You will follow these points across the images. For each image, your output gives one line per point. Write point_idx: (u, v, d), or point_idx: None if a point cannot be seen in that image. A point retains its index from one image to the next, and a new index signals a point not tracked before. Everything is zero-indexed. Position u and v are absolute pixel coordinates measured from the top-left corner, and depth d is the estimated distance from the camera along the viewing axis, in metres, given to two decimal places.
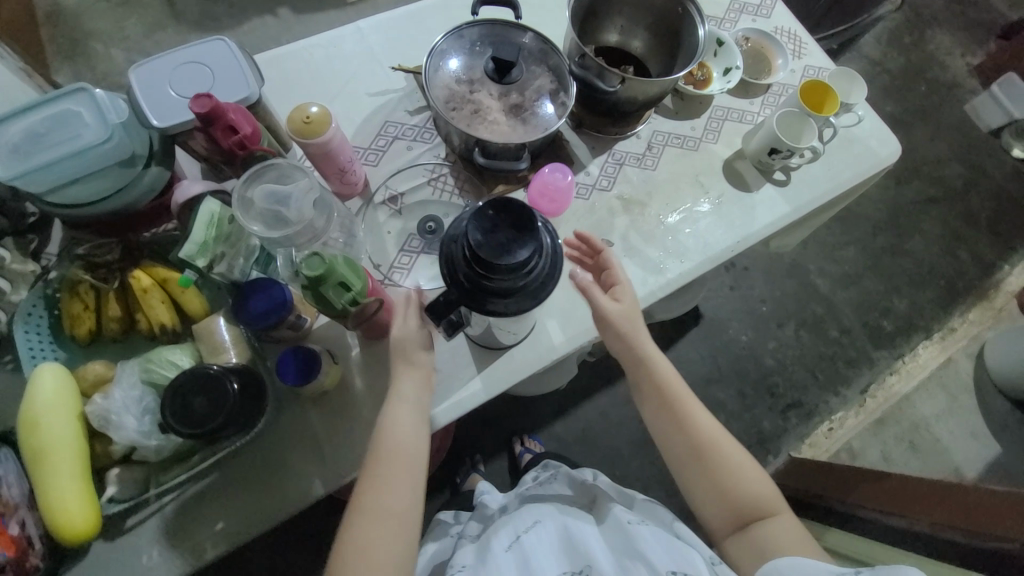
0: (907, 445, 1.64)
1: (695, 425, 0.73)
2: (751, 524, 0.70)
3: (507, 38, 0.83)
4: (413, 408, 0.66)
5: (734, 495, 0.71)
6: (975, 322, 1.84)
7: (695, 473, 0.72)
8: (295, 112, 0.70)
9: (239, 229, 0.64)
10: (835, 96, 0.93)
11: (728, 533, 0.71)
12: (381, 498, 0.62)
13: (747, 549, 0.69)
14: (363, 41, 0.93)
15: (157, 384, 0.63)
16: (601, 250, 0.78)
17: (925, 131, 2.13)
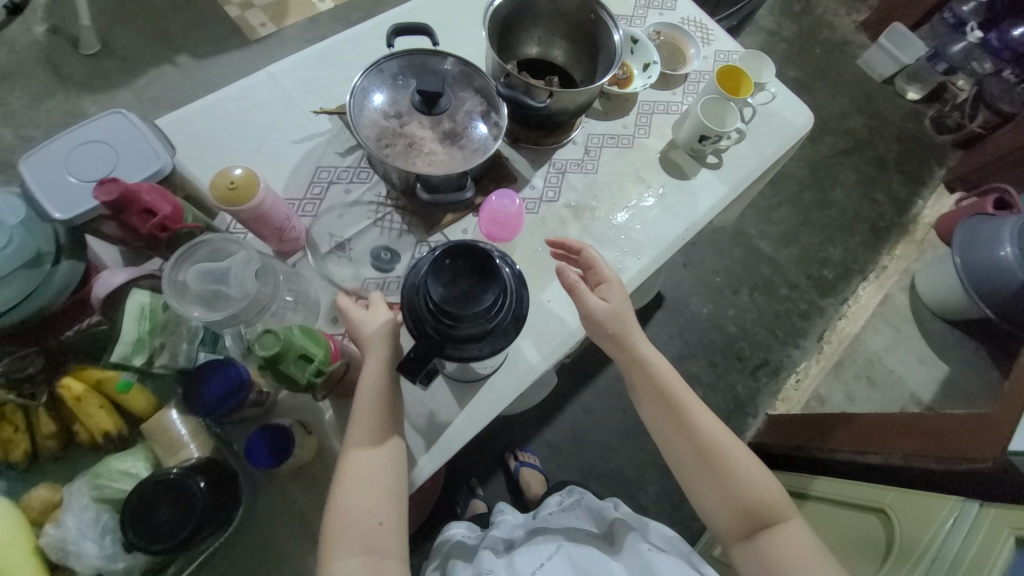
0: (867, 381, 1.76)
1: (703, 430, 0.75)
2: (759, 532, 0.72)
3: (428, 66, 0.82)
4: (383, 411, 0.65)
5: (743, 503, 0.72)
6: (902, 257, 2.01)
7: (700, 478, 0.74)
8: (216, 178, 0.65)
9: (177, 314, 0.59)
10: (748, 78, 0.97)
11: (738, 539, 0.73)
12: (365, 510, 0.61)
13: (753, 557, 0.71)
14: (278, 88, 0.89)
15: (112, 499, 0.57)
16: (580, 253, 0.80)
17: (828, 89, 2.30)
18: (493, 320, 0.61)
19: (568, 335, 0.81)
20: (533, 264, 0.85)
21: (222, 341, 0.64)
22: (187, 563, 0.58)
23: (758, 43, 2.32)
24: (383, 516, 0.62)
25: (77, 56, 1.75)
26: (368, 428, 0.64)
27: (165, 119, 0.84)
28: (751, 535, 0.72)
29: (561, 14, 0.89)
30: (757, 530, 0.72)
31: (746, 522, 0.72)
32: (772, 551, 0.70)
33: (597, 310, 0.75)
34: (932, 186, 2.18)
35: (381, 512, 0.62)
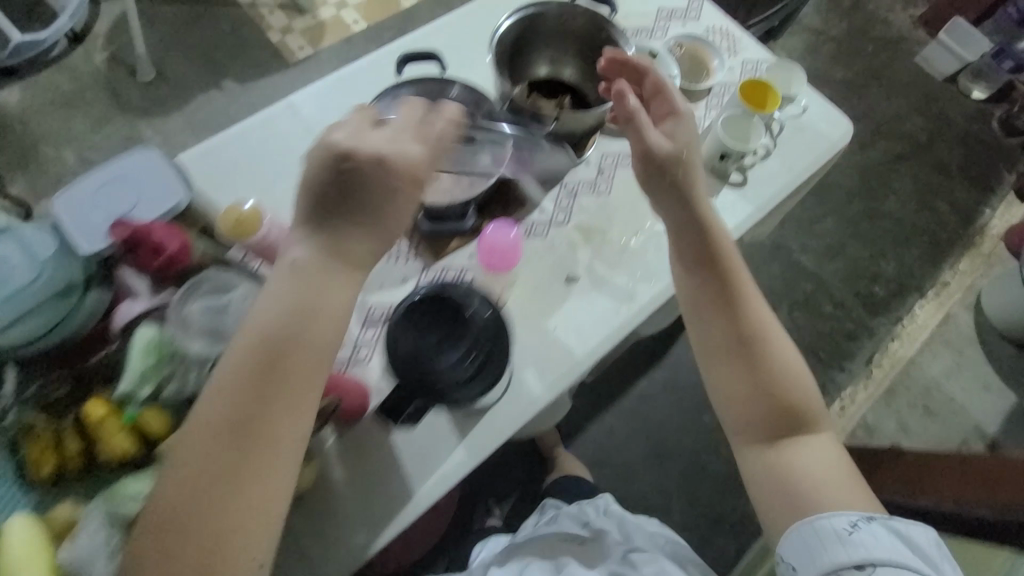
0: (922, 410, 1.62)
1: (754, 315, 0.71)
2: (784, 439, 0.68)
3: (436, 93, 0.82)
4: (276, 355, 0.54)
5: (775, 401, 0.68)
6: (966, 272, 1.83)
7: (735, 365, 0.70)
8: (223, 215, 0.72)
9: (182, 346, 0.61)
10: (775, 92, 0.91)
11: (759, 441, 0.68)
12: (233, 492, 0.50)
13: (771, 458, 0.67)
14: (296, 117, 0.92)
15: (126, 520, 0.60)
16: (650, 75, 0.80)
17: (881, 90, 2.14)
18: (472, 360, 0.74)
19: (576, 364, 0.79)
20: (539, 289, 0.84)
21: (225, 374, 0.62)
22: None
23: (801, 43, 2.19)
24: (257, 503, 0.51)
25: (134, 84, 1.90)
26: (256, 374, 0.53)
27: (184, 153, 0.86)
28: (777, 441, 0.67)
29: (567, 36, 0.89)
30: (783, 434, 0.68)
31: (773, 425, 0.68)
32: (793, 463, 0.66)
33: (661, 147, 0.75)
34: (1002, 193, 1.98)
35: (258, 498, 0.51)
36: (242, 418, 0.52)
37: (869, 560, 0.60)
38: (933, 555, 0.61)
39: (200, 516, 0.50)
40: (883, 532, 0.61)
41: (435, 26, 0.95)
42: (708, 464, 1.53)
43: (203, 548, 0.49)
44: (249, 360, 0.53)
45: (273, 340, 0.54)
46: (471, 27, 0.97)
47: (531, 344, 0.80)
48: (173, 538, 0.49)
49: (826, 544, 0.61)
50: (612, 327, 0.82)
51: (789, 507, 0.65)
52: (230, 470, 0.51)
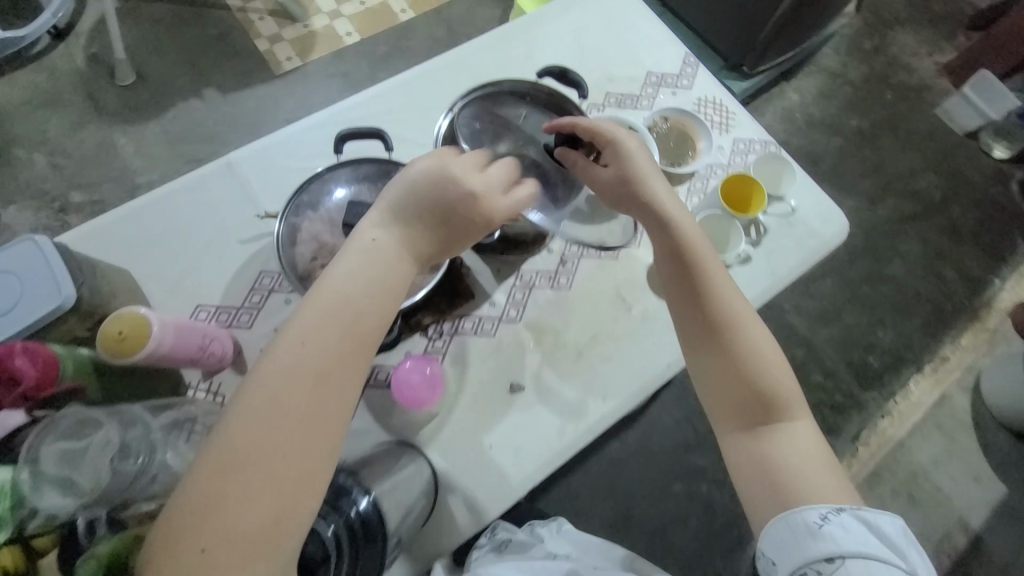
0: (906, 498, 1.53)
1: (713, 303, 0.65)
2: (761, 425, 0.62)
3: (379, 176, 0.75)
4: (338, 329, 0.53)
5: (739, 387, 0.63)
6: (968, 348, 1.73)
7: (716, 349, 0.64)
8: (110, 326, 0.57)
9: (34, 501, 0.49)
10: (762, 194, 0.83)
11: (734, 428, 0.63)
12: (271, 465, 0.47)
13: (753, 449, 0.61)
14: (233, 179, 0.84)
15: None
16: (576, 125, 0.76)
17: (896, 142, 2.02)
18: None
19: (513, 487, 0.72)
20: (477, 397, 0.76)
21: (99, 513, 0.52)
22: None
23: (816, 85, 2.06)
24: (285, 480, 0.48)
25: (111, 86, 1.80)
26: (329, 343, 0.52)
27: (78, 235, 0.77)
28: (749, 427, 0.62)
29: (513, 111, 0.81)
30: (760, 420, 0.62)
31: (746, 409, 0.62)
32: (769, 451, 0.60)
33: (602, 179, 0.73)
34: (1015, 263, 1.87)
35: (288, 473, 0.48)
36: (312, 389, 0.50)
37: (837, 552, 0.53)
38: (902, 543, 0.54)
39: (260, 486, 0.47)
40: (855, 522, 0.54)
41: (375, 92, 0.93)
42: (676, 540, 1.43)
43: (262, 520, 0.46)
44: (323, 331, 0.52)
45: (351, 314, 0.54)
46: (415, 94, 0.94)
47: (464, 462, 0.72)
48: (230, 506, 0.46)
49: (801, 539, 0.54)
50: (553, 449, 0.74)
51: (767, 502, 0.58)
52: (300, 439, 0.49)
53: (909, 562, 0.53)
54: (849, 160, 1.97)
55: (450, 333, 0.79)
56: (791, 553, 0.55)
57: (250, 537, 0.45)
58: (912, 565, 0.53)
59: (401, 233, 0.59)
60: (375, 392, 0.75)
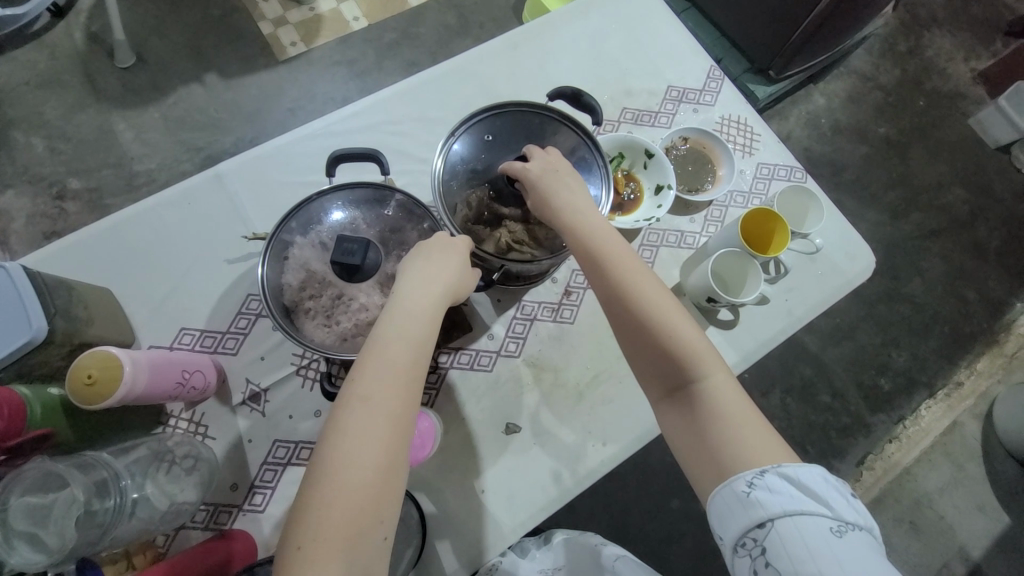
0: (908, 526, 1.50)
1: (619, 287, 0.60)
2: (683, 394, 0.56)
3: (371, 200, 0.70)
4: (399, 341, 0.54)
5: (656, 357, 0.58)
6: (983, 374, 1.68)
7: (627, 334, 0.59)
8: (75, 384, 0.53)
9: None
10: (786, 227, 0.76)
11: (661, 401, 0.58)
12: (353, 466, 0.48)
13: (680, 417, 0.56)
14: (223, 192, 0.79)
15: None
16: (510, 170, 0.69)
17: (925, 153, 1.92)
18: None
19: (505, 533, 0.69)
20: (471, 438, 0.72)
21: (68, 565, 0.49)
22: None
23: (844, 89, 1.96)
24: (367, 477, 0.49)
25: (111, 68, 1.74)
26: (389, 349, 0.54)
27: (60, 247, 0.74)
28: (671, 399, 0.56)
29: (521, 131, 0.73)
30: (681, 388, 0.56)
31: (669, 378, 0.57)
32: (697, 419, 0.55)
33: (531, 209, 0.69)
34: None
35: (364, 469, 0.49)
36: (379, 392, 0.51)
37: (766, 516, 0.48)
38: (827, 490, 0.49)
39: (352, 487, 0.48)
40: (780, 481, 0.49)
41: (378, 102, 0.87)
42: (670, 556, 1.35)
43: (352, 517, 0.47)
44: (387, 340, 0.54)
45: (408, 324, 0.56)
46: (418, 105, 0.88)
47: (454, 505, 0.69)
48: (320, 508, 0.47)
49: (732, 511, 0.50)
50: (550, 496, 0.71)
51: (701, 469, 0.53)
52: (381, 439, 0.50)
53: (835, 505, 0.48)
54: (874, 170, 1.88)
55: (445, 367, 0.75)
56: (727, 525, 0.50)
57: (341, 537, 0.46)
58: (838, 508, 0.48)
59: (448, 256, 0.63)
60: None
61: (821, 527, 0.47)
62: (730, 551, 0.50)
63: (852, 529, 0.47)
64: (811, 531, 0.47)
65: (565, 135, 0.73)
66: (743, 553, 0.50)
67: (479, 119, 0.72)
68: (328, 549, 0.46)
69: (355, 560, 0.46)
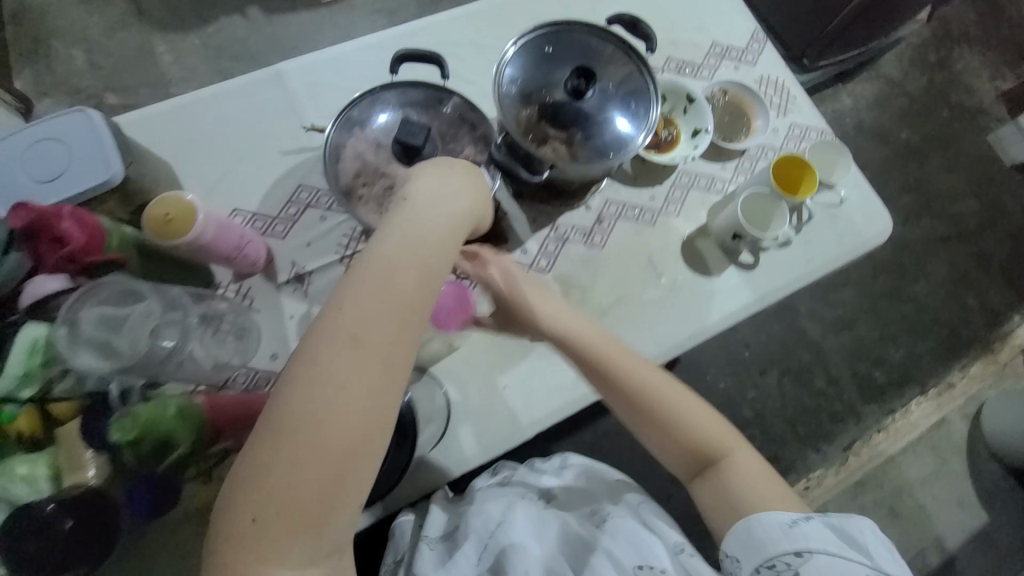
0: (887, 511, 1.56)
1: (631, 379, 0.65)
2: (710, 465, 0.64)
3: (429, 102, 0.74)
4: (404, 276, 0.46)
5: (672, 437, 0.65)
6: (975, 378, 1.73)
7: (643, 421, 0.66)
8: (151, 210, 0.63)
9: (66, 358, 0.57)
10: (814, 175, 0.81)
11: (693, 477, 0.66)
12: (331, 427, 0.41)
13: (712, 487, 0.63)
14: (282, 88, 0.82)
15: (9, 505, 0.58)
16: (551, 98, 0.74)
17: (942, 162, 1.96)
18: None
19: (524, 427, 0.74)
20: (497, 339, 0.77)
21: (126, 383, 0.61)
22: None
23: (871, 92, 1.99)
24: (340, 439, 0.41)
25: None
26: (379, 290, 0.45)
27: (134, 117, 0.78)
28: (701, 472, 0.64)
29: (577, 52, 0.76)
30: (708, 464, 0.64)
31: (695, 455, 0.65)
32: (728, 490, 0.62)
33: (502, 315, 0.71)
34: None
35: (336, 428, 0.41)
36: (371, 334, 0.43)
37: (805, 547, 0.55)
38: (870, 542, 0.56)
39: (315, 455, 0.40)
40: (822, 529, 0.56)
41: (436, 20, 0.89)
42: None
43: (316, 490, 0.40)
44: (379, 278, 0.45)
45: (415, 258, 0.47)
46: (473, 30, 0.91)
47: (476, 397, 0.74)
48: (279, 471, 0.40)
49: (771, 537, 0.57)
50: (566, 400, 0.75)
51: (724, 520, 0.61)
52: (356, 397, 0.42)
53: (874, 557, 0.55)
54: (891, 174, 1.92)
55: None
56: (759, 553, 0.57)
57: (302, 506, 0.40)
58: (876, 559, 0.55)
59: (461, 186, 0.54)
60: None
61: (858, 574, 0.53)
62: (756, 570, 0.57)
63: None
64: (843, 569, 0.53)
65: (618, 62, 0.77)
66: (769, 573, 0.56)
67: (540, 35, 0.76)
68: (284, 523, 0.39)
69: (318, 532, 0.40)
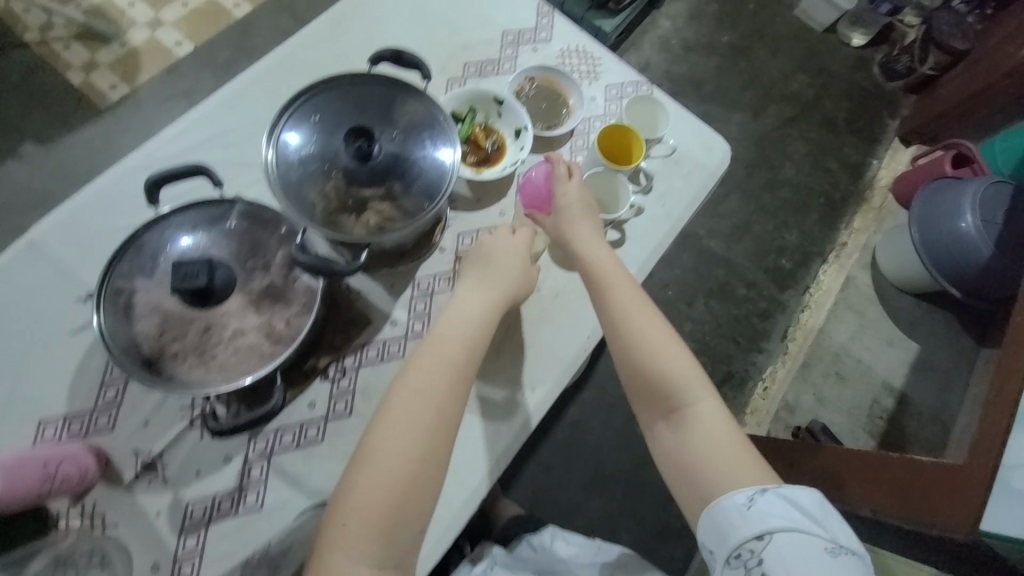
0: (835, 377, 1.68)
1: (618, 308, 0.67)
2: (678, 412, 0.63)
3: (213, 219, 0.65)
4: (449, 354, 0.62)
5: (640, 368, 0.65)
6: (861, 229, 1.88)
7: (621, 358, 0.67)
8: None
9: None
10: (639, 141, 0.81)
11: (657, 420, 0.65)
12: (383, 469, 0.55)
13: (673, 436, 0.63)
14: (46, 258, 0.69)
15: None
16: (336, 169, 0.66)
17: (766, 50, 2.08)
18: None
19: (463, 503, 0.69)
20: None
21: None
22: None
23: (684, 9, 2.07)
24: (386, 479, 0.55)
25: None
26: (446, 354, 0.62)
27: None
28: (668, 418, 0.63)
29: (356, 108, 0.69)
30: (676, 411, 0.63)
31: (666, 401, 0.64)
32: (690, 437, 0.62)
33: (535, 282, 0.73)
34: (887, 141, 2.01)
35: (389, 470, 0.55)
36: (421, 394, 0.59)
37: (763, 529, 0.54)
38: (823, 513, 0.55)
39: (390, 475, 0.55)
40: (779, 503, 0.55)
41: (202, 112, 0.79)
42: (649, 479, 1.41)
43: (381, 514, 0.54)
44: (449, 341, 0.63)
45: (457, 334, 0.63)
46: (250, 108, 0.81)
47: None
48: (353, 495, 0.55)
49: (731, 524, 0.56)
50: (495, 454, 0.71)
51: (694, 506, 0.60)
52: (418, 443, 0.57)
53: (830, 528, 0.55)
54: (728, 78, 2.02)
55: (354, 368, 0.71)
56: (724, 539, 0.56)
57: (359, 529, 0.53)
58: (834, 530, 0.55)
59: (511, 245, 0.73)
60: (284, 457, 0.67)
61: (816, 546, 0.53)
62: (724, 562, 0.56)
63: (847, 550, 0.53)
64: (803, 547, 0.53)
65: (405, 102, 0.71)
66: (737, 563, 0.55)
67: (302, 107, 0.69)
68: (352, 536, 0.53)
69: (369, 553, 0.53)
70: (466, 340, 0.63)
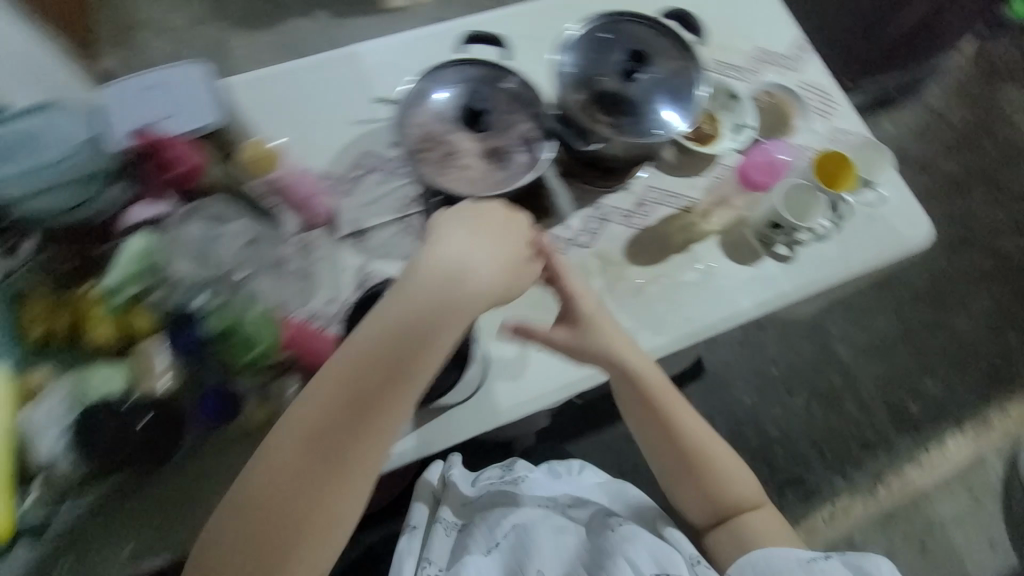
0: (917, 546, 1.51)
1: (686, 436, 0.77)
2: (728, 519, 0.78)
3: (491, 79, 0.81)
4: (363, 354, 0.59)
5: (701, 493, 0.77)
6: (1015, 417, 1.66)
7: (680, 479, 0.78)
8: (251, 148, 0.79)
9: (168, 266, 0.70)
10: (850, 173, 0.87)
11: (710, 530, 0.78)
12: (294, 474, 0.57)
13: (727, 542, 0.77)
14: (355, 67, 0.89)
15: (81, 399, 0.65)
16: (604, 77, 0.79)
17: (986, 195, 1.91)
18: None
19: (558, 388, 0.78)
20: (538, 306, 0.81)
21: (193, 299, 0.70)
22: (131, 476, 0.67)
23: (913, 120, 1.95)
24: (295, 480, 0.57)
25: None
26: (374, 340, 0.60)
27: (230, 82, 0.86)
28: (721, 530, 0.78)
29: (638, 41, 0.82)
30: (728, 524, 0.77)
31: (721, 516, 0.78)
32: (741, 547, 0.76)
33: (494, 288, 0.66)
34: None
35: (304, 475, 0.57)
36: (331, 398, 0.58)
37: None
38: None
39: (288, 498, 0.57)
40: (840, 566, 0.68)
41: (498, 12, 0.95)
42: None
43: (309, 503, 0.58)
44: (356, 358, 0.59)
45: (380, 337, 0.60)
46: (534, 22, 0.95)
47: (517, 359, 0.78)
48: (269, 494, 0.57)
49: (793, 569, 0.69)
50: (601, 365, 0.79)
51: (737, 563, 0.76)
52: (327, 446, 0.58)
53: None
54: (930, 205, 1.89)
55: None
56: None
57: (286, 521, 0.57)
58: None
59: (473, 256, 0.64)
60: None
61: None
62: None
63: None
64: None
65: (676, 54, 0.82)
66: None
67: (598, 23, 0.82)
68: (273, 530, 0.57)
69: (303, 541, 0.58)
70: (395, 339, 0.60)
